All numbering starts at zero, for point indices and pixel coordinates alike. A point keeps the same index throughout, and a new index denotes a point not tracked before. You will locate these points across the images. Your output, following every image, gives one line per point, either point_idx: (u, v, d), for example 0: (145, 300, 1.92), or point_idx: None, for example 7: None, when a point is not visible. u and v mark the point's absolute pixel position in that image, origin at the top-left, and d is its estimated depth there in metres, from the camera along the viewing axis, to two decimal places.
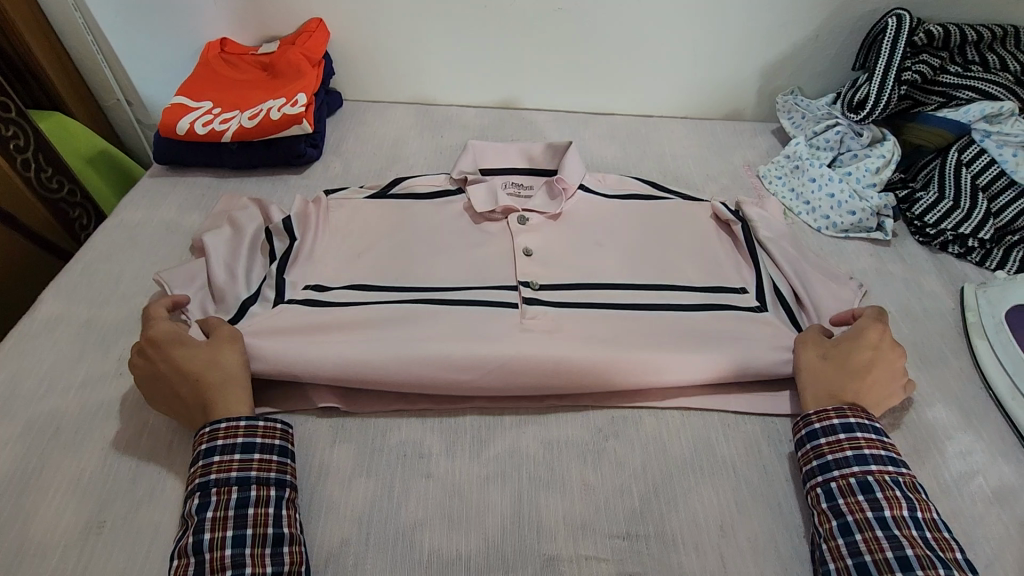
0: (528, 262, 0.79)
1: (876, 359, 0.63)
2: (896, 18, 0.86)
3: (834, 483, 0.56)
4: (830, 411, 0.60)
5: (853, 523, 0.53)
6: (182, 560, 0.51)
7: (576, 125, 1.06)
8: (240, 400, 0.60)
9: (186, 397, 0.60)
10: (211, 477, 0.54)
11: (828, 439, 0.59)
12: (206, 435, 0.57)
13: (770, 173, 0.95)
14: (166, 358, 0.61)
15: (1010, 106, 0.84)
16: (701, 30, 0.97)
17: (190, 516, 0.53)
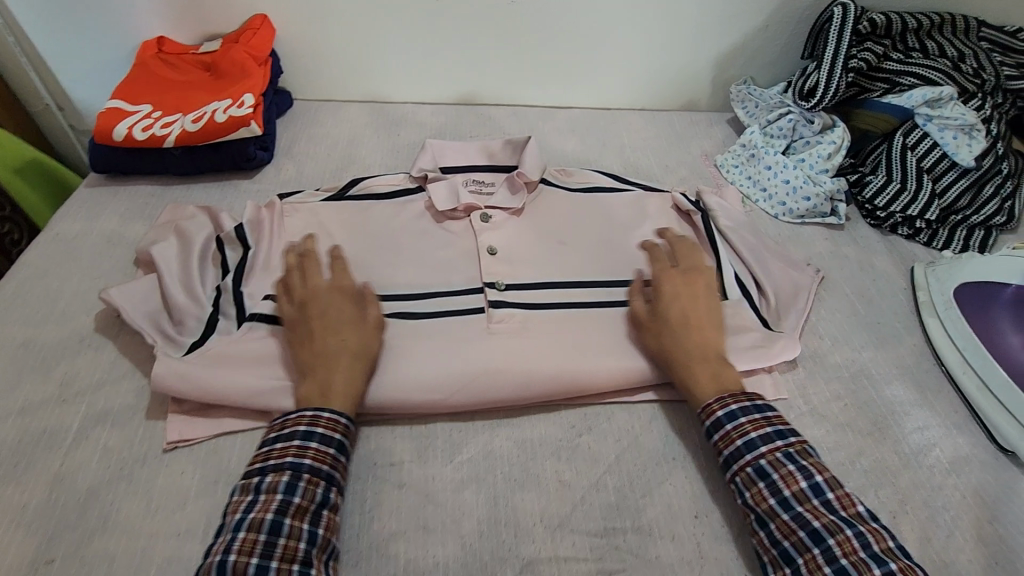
0: (493, 261, 0.78)
1: (683, 294, 0.67)
2: (841, 7, 0.87)
3: (738, 477, 0.56)
4: (711, 404, 0.59)
5: (765, 514, 0.53)
6: (253, 538, 0.49)
7: (535, 119, 1.05)
8: (357, 376, 0.60)
9: (317, 343, 0.61)
10: (307, 461, 0.53)
11: (718, 435, 0.58)
12: (307, 417, 0.56)
13: (727, 162, 0.96)
14: (336, 305, 0.64)
15: (949, 90, 0.87)
16: (656, 21, 0.97)
17: (270, 494, 0.51)
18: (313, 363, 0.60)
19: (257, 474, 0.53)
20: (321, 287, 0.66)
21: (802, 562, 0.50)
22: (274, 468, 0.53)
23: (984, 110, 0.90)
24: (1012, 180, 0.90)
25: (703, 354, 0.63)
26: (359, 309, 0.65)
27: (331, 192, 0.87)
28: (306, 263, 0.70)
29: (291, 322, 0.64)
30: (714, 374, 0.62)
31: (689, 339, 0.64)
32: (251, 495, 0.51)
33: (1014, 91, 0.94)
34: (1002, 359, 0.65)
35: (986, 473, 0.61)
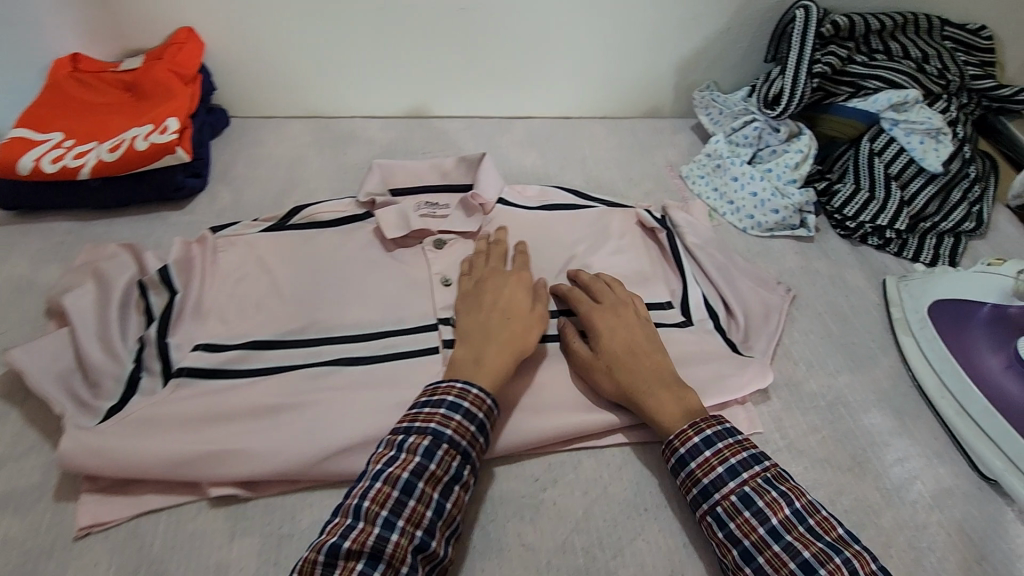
0: (447, 293, 0.73)
1: (617, 325, 0.62)
2: (803, 9, 0.83)
3: (720, 507, 0.51)
4: (687, 431, 0.55)
5: (752, 548, 0.49)
6: (387, 490, 0.50)
7: (492, 132, 0.99)
8: (490, 368, 0.58)
9: (484, 318, 0.63)
10: (449, 431, 0.53)
11: (696, 462, 0.54)
12: (458, 385, 0.56)
13: (692, 173, 0.92)
14: (513, 289, 0.66)
15: (914, 94, 0.85)
16: (614, 25, 0.93)
17: (410, 454, 0.52)
18: (476, 336, 0.61)
19: (402, 429, 0.53)
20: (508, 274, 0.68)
21: None
22: (418, 429, 0.53)
23: (950, 112, 0.88)
24: (980, 183, 0.88)
25: (659, 383, 0.59)
26: (529, 297, 0.66)
27: (271, 222, 0.80)
28: (496, 251, 0.73)
29: (461, 301, 0.67)
30: (676, 401, 0.57)
31: (640, 373, 0.59)
32: (394, 451, 0.52)
33: (978, 91, 0.92)
34: (979, 381, 0.62)
35: (970, 506, 0.58)
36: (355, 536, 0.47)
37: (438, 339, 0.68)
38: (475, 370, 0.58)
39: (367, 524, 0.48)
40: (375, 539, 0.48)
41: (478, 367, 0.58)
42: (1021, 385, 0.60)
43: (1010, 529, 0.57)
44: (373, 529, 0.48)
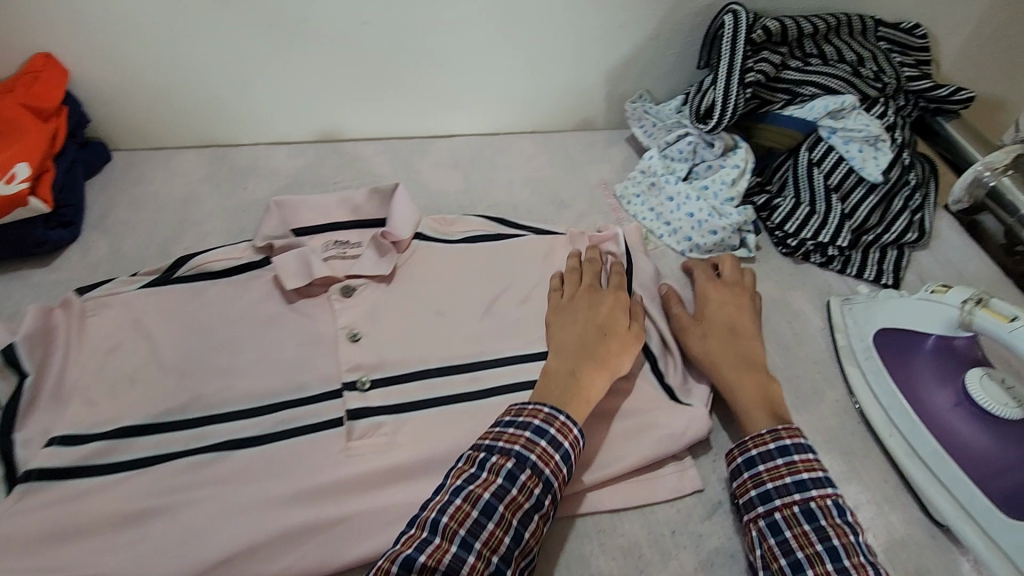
0: (355, 351, 0.65)
1: (726, 307, 0.67)
2: (732, 14, 0.78)
3: (813, 503, 0.50)
4: (796, 429, 0.55)
5: (840, 548, 0.47)
6: (467, 509, 0.49)
7: (411, 155, 0.91)
8: (585, 398, 0.57)
9: (581, 332, 0.62)
10: (531, 456, 0.52)
11: (801, 456, 0.53)
12: (545, 411, 0.54)
13: (627, 191, 0.86)
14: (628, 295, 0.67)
15: (850, 100, 0.80)
16: (536, 35, 0.85)
17: (492, 475, 0.51)
18: (575, 349, 0.60)
19: (488, 444, 0.52)
20: (605, 290, 0.67)
21: None
22: (502, 449, 0.52)
23: (887, 117, 0.84)
24: (919, 191, 0.85)
25: (749, 364, 0.62)
26: (627, 315, 0.64)
27: (154, 275, 0.69)
28: (589, 269, 0.70)
29: (556, 314, 0.66)
30: (760, 388, 0.60)
31: (735, 353, 0.63)
32: (475, 468, 0.51)
33: (915, 92, 0.89)
34: (927, 418, 0.58)
35: (924, 558, 0.54)
36: (431, 551, 0.47)
37: (342, 408, 0.61)
38: (571, 388, 0.57)
39: (443, 542, 0.47)
40: (452, 558, 0.47)
41: (575, 381, 0.57)
42: (970, 424, 0.56)
43: None
44: (450, 547, 0.47)
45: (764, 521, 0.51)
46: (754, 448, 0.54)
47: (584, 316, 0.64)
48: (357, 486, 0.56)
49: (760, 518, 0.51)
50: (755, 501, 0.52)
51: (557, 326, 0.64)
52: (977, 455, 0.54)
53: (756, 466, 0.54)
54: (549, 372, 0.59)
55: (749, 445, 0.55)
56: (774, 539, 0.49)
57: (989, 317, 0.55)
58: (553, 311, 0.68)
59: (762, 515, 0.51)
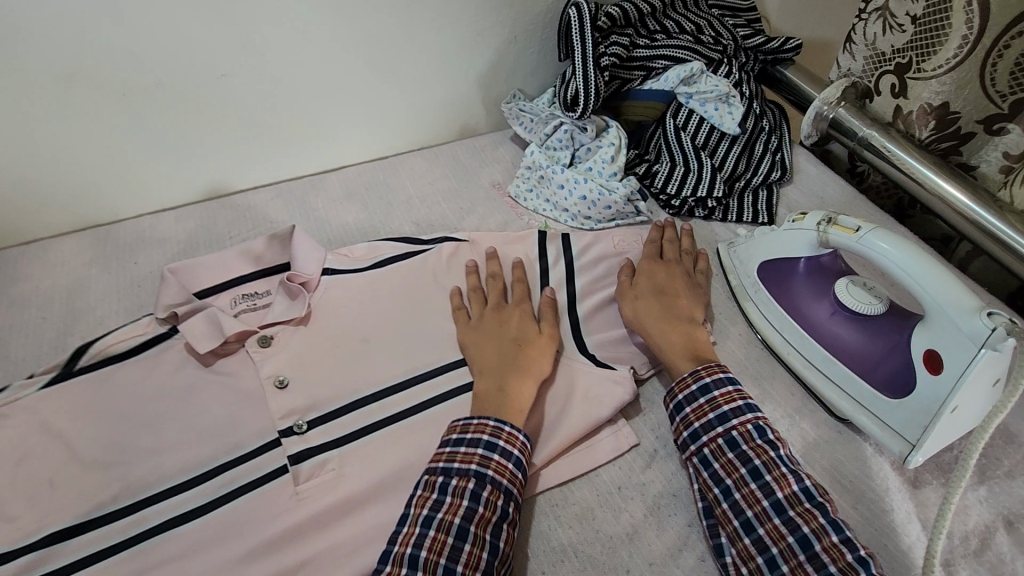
0: (284, 397, 0.64)
1: (659, 271, 0.72)
2: (576, 8, 0.84)
3: (736, 432, 0.56)
4: (716, 367, 0.60)
5: (761, 466, 0.54)
6: (443, 538, 0.51)
7: (304, 194, 0.91)
8: (516, 410, 0.60)
9: (499, 350, 0.65)
10: (487, 471, 0.55)
11: (719, 391, 0.59)
12: (491, 424, 0.57)
13: (520, 189, 0.90)
14: (513, 309, 0.70)
15: (697, 66, 0.88)
16: (400, 55, 0.88)
17: (457, 498, 0.53)
18: (495, 367, 0.63)
19: (441, 472, 0.55)
20: (510, 307, 0.70)
21: (797, 513, 0.51)
22: (460, 470, 0.55)
23: (733, 75, 0.92)
24: (774, 134, 0.94)
25: (679, 318, 0.67)
26: (533, 323, 0.68)
27: (51, 372, 0.64)
28: (492, 287, 0.73)
29: (469, 338, 0.68)
30: (687, 343, 0.65)
31: (665, 307, 0.68)
32: (437, 494, 0.54)
33: (754, 49, 0.98)
34: (810, 329, 0.66)
35: (834, 452, 0.60)
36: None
37: (283, 456, 0.60)
38: (503, 401, 0.60)
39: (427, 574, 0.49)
40: None
41: (506, 395, 0.61)
42: (848, 327, 0.63)
43: (873, 463, 0.59)
44: None
45: (697, 458, 0.57)
46: (680, 393, 0.60)
47: (496, 336, 0.67)
48: (312, 526, 0.57)
49: (693, 455, 0.57)
50: (688, 441, 0.58)
51: (474, 349, 0.67)
52: (855, 351, 0.62)
53: (683, 410, 0.60)
54: (482, 394, 0.62)
55: (676, 391, 0.61)
56: (707, 471, 0.56)
57: (839, 230, 0.62)
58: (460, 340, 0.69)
59: (695, 452, 0.57)
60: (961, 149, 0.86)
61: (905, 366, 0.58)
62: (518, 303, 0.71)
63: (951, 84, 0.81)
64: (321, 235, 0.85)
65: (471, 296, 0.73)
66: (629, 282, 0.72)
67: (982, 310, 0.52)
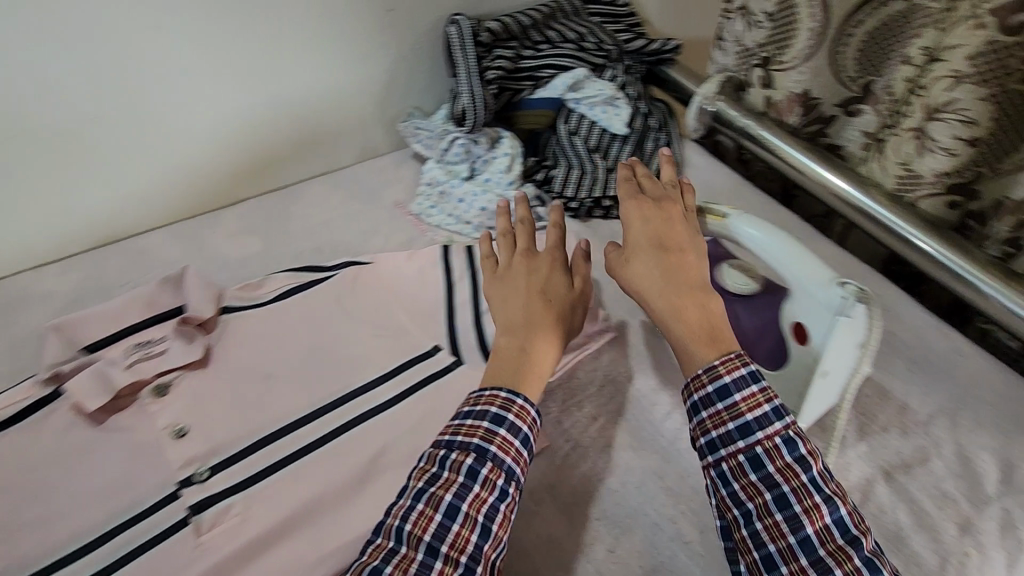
0: (184, 446, 0.62)
1: (649, 224, 0.62)
2: (455, 26, 0.87)
3: (761, 448, 0.50)
4: (734, 359, 0.53)
5: (790, 494, 0.49)
6: (430, 514, 0.50)
7: (199, 232, 0.88)
8: (534, 377, 0.58)
9: (525, 304, 0.62)
10: (491, 446, 0.53)
11: (742, 395, 0.52)
12: (502, 396, 0.55)
13: (422, 207, 0.90)
14: (544, 258, 0.66)
15: (581, 72, 0.93)
16: (284, 83, 0.87)
17: (453, 473, 0.52)
18: (520, 326, 0.61)
19: (446, 441, 0.53)
20: (541, 256, 0.66)
21: (826, 553, 0.47)
22: (461, 444, 0.53)
23: (618, 78, 0.97)
24: (663, 131, 0.98)
25: (687, 284, 0.58)
26: (565, 277, 0.65)
27: None
28: (522, 232, 0.69)
29: (495, 290, 0.66)
30: (700, 315, 0.56)
31: (671, 276, 0.58)
32: (436, 468, 0.52)
33: (636, 52, 1.03)
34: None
35: None
36: (397, 562, 0.48)
37: (183, 507, 0.59)
38: (519, 369, 0.58)
39: (409, 550, 0.49)
40: (418, 566, 0.48)
41: (524, 360, 0.59)
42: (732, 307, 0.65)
43: None
44: (415, 556, 0.48)
45: (715, 471, 0.52)
46: (695, 393, 0.53)
47: (524, 288, 0.63)
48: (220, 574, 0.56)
49: (711, 468, 0.52)
50: (705, 450, 0.53)
51: (500, 301, 0.64)
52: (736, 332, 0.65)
53: (700, 414, 0.53)
54: (498, 357, 0.60)
55: (690, 390, 0.54)
56: (726, 490, 0.51)
57: (711, 220, 0.65)
58: (487, 290, 0.66)
59: (713, 464, 0.52)
60: (827, 132, 0.92)
61: (779, 341, 0.63)
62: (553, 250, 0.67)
63: (808, 74, 0.88)
64: (220, 274, 0.83)
65: (500, 240, 0.69)
66: (620, 251, 0.63)
67: (835, 280, 0.57)
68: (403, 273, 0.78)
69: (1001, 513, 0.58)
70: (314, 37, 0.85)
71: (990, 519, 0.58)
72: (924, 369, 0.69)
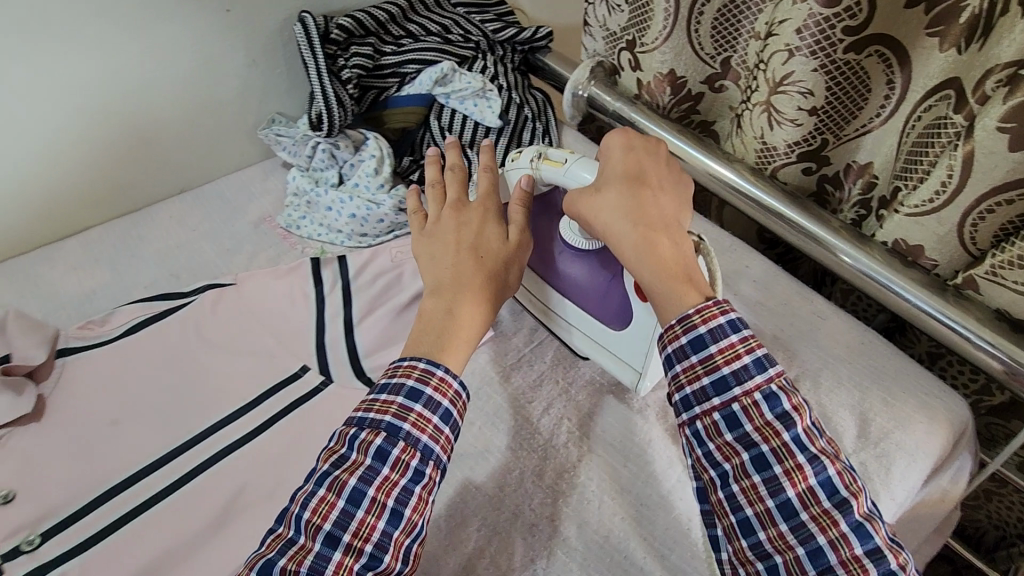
0: (10, 513, 0.56)
1: (630, 162, 0.60)
2: (302, 25, 0.82)
3: (739, 404, 0.48)
4: (712, 308, 0.50)
5: (769, 455, 0.47)
6: (331, 500, 0.47)
7: (37, 268, 0.79)
8: (461, 335, 0.56)
9: (455, 258, 0.60)
10: (403, 422, 0.49)
11: (719, 347, 0.49)
12: (420, 367, 0.52)
13: (291, 218, 0.85)
14: (472, 211, 0.64)
15: (446, 66, 0.88)
16: (113, 96, 0.79)
17: (360, 455, 0.48)
18: (449, 283, 0.58)
19: (358, 417, 0.50)
20: (472, 206, 0.65)
21: (808, 517, 0.45)
22: (371, 423, 0.49)
23: (489, 68, 0.94)
24: (538, 121, 0.95)
25: (656, 220, 0.56)
26: (499, 226, 0.63)
27: None
28: (453, 182, 0.67)
29: (425, 245, 0.63)
30: (671, 254, 0.54)
31: (638, 213, 0.56)
32: (344, 450, 0.49)
33: (508, 41, 1.00)
34: (546, 271, 0.67)
35: (606, 419, 0.64)
36: (293, 553, 0.46)
37: None
38: (446, 328, 0.56)
39: (307, 541, 0.46)
40: (315, 557, 0.46)
41: (451, 318, 0.56)
42: (576, 263, 0.64)
43: (639, 419, 0.63)
44: (312, 545, 0.46)
45: (690, 430, 0.50)
46: (669, 345, 0.51)
47: (454, 241, 0.61)
48: None
49: (686, 426, 0.50)
50: (680, 408, 0.50)
51: (428, 258, 0.62)
52: (583, 285, 0.64)
53: (675, 367, 0.51)
54: (426, 316, 0.57)
55: (664, 341, 0.51)
56: (701, 450, 0.49)
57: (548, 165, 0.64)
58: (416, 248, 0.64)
59: (687, 422, 0.50)
60: (698, 109, 0.94)
61: (624, 299, 0.61)
62: (484, 202, 0.65)
63: (670, 53, 0.86)
64: (61, 314, 0.75)
65: (432, 194, 0.68)
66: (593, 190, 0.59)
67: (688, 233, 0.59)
68: (273, 291, 0.72)
69: (858, 468, 0.61)
70: (141, 43, 0.78)
71: None
72: (789, 335, 0.71)
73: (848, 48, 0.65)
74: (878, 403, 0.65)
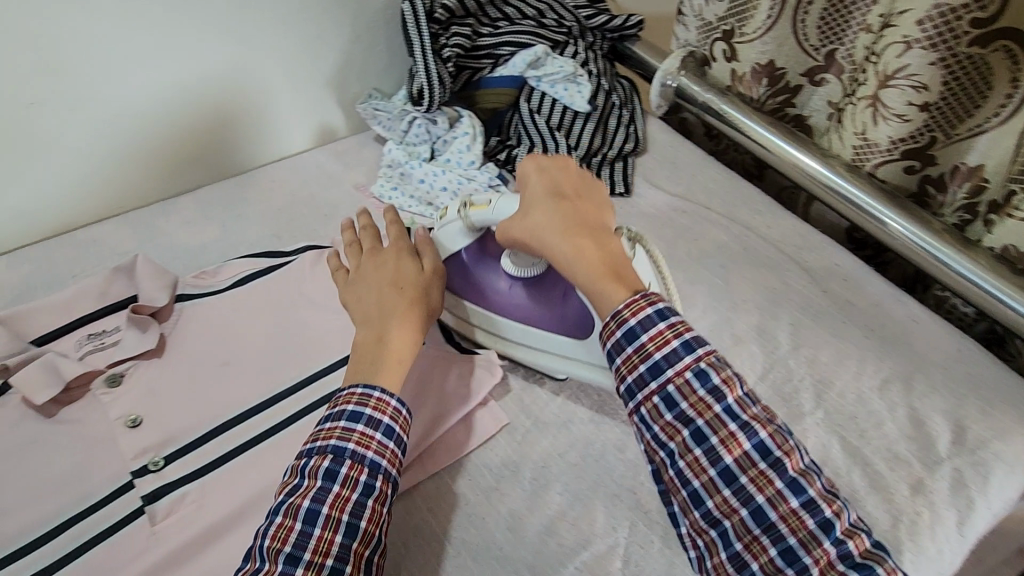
0: (138, 436, 0.61)
1: (542, 181, 0.60)
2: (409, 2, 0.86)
3: (672, 385, 0.48)
4: (640, 300, 0.50)
5: (705, 428, 0.48)
6: (289, 524, 0.48)
7: (155, 222, 0.86)
8: (397, 359, 0.57)
9: (379, 296, 0.61)
10: (349, 443, 0.51)
11: (649, 335, 0.49)
12: (359, 391, 0.54)
13: (384, 188, 0.88)
14: (387, 256, 0.65)
15: (540, 49, 0.91)
16: (234, 65, 0.85)
17: (311, 478, 0.50)
18: (373, 319, 0.59)
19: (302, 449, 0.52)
20: (386, 250, 0.66)
21: (749, 479, 0.47)
22: (319, 449, 0.51)
23: (580, 54, 0.95)
24: (625, 109, 0.96)
25: (585, 226, 0.56)
26: (413, 261, 0.64)
27: None
28: (366, 236, 0.69)
29: (350, 294, 0.64)
30: (602, 253, 0.55)
31: (565, 223, 0.56)
32: (295, 478, 0.51)
33: (599, 28, 1.00)
34: (506, 310, 0.67)
35: None
36: None
37: (137, 497, 0.58)
38: (378, 354, 0.56)
39: (270, 566, 0.47)
40: None
41: (384, 345, 0.57)
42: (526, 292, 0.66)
43: None
44: (275, 568, 0.47)
45: (636, 416, 0.50)
46: (607, 341, 0.51)
47: (375, 284, 0.62)
48: (176, 560, 0.55)
49: (632, 413, 0.50)
50: (624, 397, 0.50)
51: (354, 307, 0.62)
52: (545, 310, 0.65)
53: (614, 360, 0.51)
54: (360, 348, 0.57)
55: (603, 339, 0.52)
56: (649, 433, 0.50)
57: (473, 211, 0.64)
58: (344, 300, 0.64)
59: (632, 410, 0.50)
60: (794, 102, 0.91)
61: (581, 309, 0.62)
62: (397, 245, 0.66)
63: (771, 43, 0.86)
64: (178, 264, 0.82)
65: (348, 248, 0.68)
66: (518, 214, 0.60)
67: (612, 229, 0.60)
68: None
69: (953, 473, 0.60)
70: (262, 16, 0.83)
71: (941, 478, 0.59)
72: (880, 337, 0.70)
73: (973, 40, 0.64)
74: (975, 411, 0.64)
